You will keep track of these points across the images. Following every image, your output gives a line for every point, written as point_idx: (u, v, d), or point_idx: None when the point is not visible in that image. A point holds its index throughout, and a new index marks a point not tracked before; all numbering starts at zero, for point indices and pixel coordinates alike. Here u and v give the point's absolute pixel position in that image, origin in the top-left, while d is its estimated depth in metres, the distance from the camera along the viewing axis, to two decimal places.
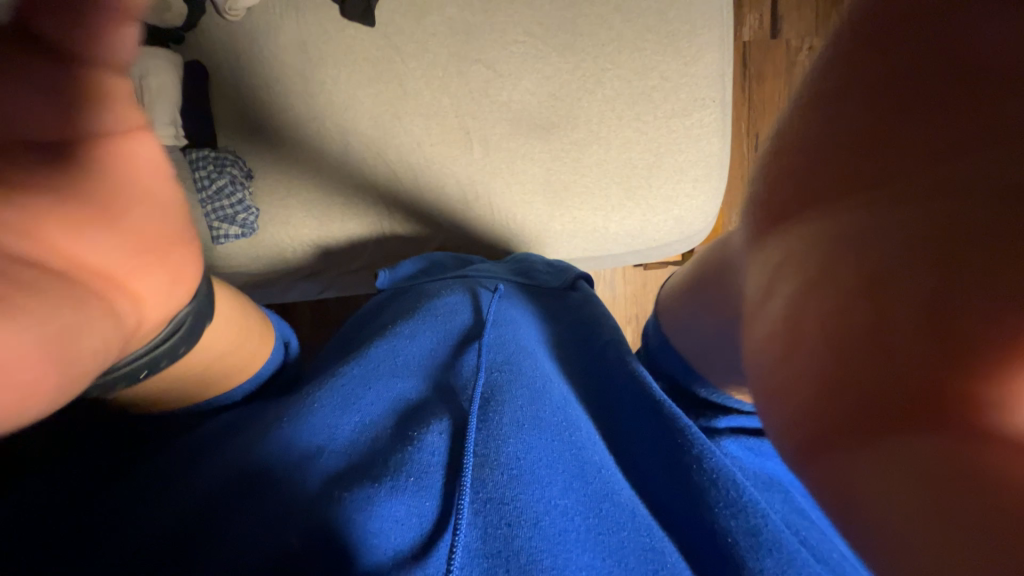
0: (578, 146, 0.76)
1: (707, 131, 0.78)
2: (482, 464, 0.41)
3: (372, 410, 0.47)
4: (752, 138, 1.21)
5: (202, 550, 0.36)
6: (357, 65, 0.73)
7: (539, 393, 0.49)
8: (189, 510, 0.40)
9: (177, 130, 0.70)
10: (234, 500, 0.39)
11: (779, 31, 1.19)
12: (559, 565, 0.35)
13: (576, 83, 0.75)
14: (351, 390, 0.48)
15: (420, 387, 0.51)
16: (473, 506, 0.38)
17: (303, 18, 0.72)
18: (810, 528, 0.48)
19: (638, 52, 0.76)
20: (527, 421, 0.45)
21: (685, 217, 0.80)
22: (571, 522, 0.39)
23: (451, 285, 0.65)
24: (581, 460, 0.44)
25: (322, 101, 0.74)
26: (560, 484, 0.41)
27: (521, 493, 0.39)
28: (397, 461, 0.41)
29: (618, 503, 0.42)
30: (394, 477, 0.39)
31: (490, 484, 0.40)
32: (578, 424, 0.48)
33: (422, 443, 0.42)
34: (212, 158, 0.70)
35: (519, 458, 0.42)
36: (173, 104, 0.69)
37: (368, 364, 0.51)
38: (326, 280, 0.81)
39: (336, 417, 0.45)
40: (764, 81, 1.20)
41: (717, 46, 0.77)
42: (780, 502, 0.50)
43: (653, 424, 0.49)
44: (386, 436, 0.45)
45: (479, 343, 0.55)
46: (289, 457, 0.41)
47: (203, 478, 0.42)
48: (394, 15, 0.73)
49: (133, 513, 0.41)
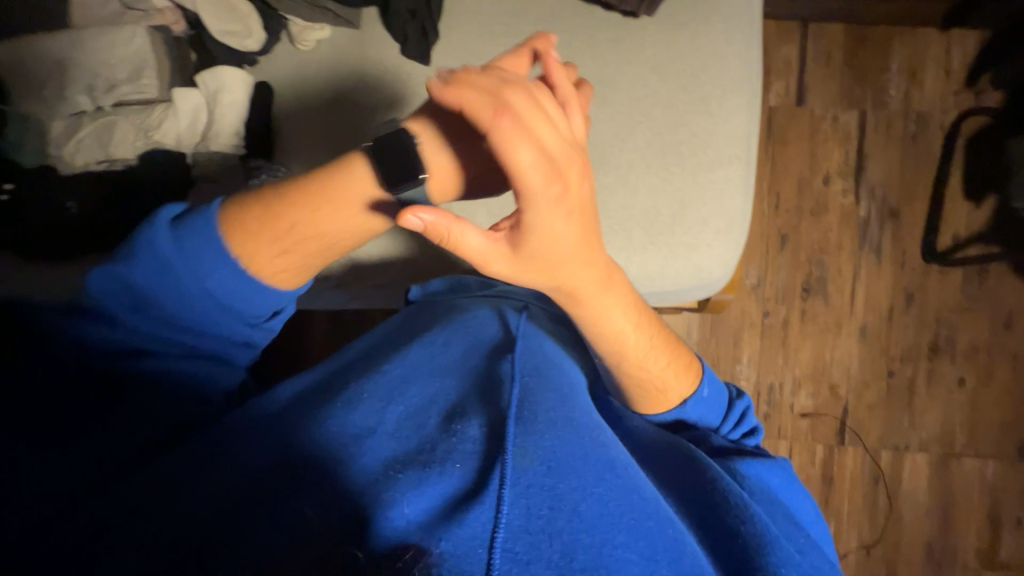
0: (607, 190, 0.80)
1: (731, 188, 0.81)
2: (521, 453, 0.45)
3: (413, 405, 0.51)
4: (773, 197, 1.25)
5: (260, 520, 0.42)
6: (410, 97, 0.83)
7: (566, 401, 0.52)
8: (247, 481, 0.44)
9: (239, 141, 0.83)
10: (290, 476, 0.44)
11: (804, 100, 1.26)
12: (598, 546, 0.42)
13: (610, 131, 0.81)
14: (393, 385, 0.52)
15: (456, 387, 0.53)
16: (515, 492, 0.43)
17: (365, 52, 0.84)
18: (804, 533, 0.52)
19: (670, 109, 0.81)
20: (559, 420, 0.49)
21: (705, 265, 0.81)
22: (607, 507, 0.45)
23: (478, 303, 0.66)
24: (609, 456, 0.49)
25: (373, 123, 0.83)
26: (594, 473, 0.46)
27: (560, 482, 0.45)
28: (437, 452, 0.47)
29: (644, 497, 0.47)
30: (438, 465, 0.45)
31: (531, 473, 0.44)
32: (603, 428, 0.53)
33: (459, 434, 0.48)
34: (266, 167, 0.80)
35: (557, 452, 0.46)
36: (238, 122, 0.82)
37: (408, 363, 0.54)
38: (352, 291, 0.86)
39: (379, 409, 0.49)
40: (787, 143, 1.26)
41: (744, 110, 0.82)
42: (783, 517, 0.53)
43: (667, 452, 0.57)
44: (427, 432, 0.49)
45: (512, 355, 0.56)
46: (337, 440, 0.46)
47: (249, 456, 0.46)
48: (448, 58, 0.83)
49: (158, 477, 0.44)
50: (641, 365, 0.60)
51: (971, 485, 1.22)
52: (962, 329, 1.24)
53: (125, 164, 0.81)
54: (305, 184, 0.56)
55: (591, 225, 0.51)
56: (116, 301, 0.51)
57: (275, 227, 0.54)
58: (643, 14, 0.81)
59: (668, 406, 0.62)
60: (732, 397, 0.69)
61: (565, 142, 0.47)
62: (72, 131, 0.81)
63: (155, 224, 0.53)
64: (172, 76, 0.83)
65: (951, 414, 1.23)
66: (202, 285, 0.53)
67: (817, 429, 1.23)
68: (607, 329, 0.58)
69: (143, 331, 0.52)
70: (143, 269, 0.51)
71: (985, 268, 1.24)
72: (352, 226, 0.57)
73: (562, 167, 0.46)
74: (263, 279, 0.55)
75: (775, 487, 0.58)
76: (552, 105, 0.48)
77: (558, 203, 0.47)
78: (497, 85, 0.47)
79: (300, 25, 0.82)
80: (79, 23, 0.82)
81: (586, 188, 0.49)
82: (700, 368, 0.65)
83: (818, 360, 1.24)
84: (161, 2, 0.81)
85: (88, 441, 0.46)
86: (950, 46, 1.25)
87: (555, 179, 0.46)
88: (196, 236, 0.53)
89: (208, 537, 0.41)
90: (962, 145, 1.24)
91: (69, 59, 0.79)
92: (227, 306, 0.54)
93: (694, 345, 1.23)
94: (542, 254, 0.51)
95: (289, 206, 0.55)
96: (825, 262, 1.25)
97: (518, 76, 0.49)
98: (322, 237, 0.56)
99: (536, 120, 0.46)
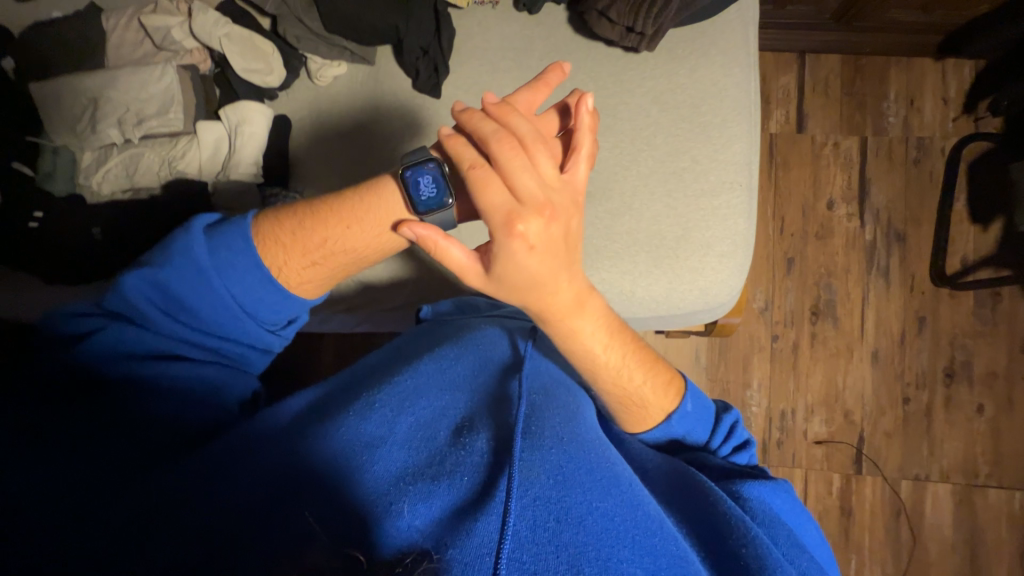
0: (612, 215, 0.82)
1: (734, 212, 0.82)
2: (528, 464, 0.45)
3: (424, 415, 0.50)
4: (777, 220, 1.27)
5: (270, 529, 0.41)
6: (421, 127, 0.87)
7: (572, 418, 0.53)
8: (258, 490, 0.44)
9: (257, 171, 0.86)
10: (301, 483, 0.44)
11: (805, 127, 1.29)
12: (604, 559, 0.41)
13: (614, 159, 0.83)
14: (405, 395, 0.52)
15: (465, 401, 0.53)
16: (521, 503, 0.42)
17: (379, 86, 0.88)
18: (809, 557, 0.51)
19: (672, 137, 0.84)
20: (566, 437, 0.50)
21: (710, 289, 0.82)
22: (612, 521, 0.43)
23: (485, 323, 0.67)
24: (614, 473, 0.48)
25: (388, 151, 0.87)
26: (600, 488, 0.46)
27: (567, 496, 0.44)
28: (447, 465, 0.46)
29: (648, 513, 0.46)
30: (447, 477, 0.45)
31: (537, 485, 0.44)
32: (608, 447, 0.53)
33: (468, 447, 0.47)
34: (281, 195, 0.84)
35: (563, 466, 0.46)
36: (257, 154, 0.85)
37: (420, 374, 0.55)
38: (362, 314, 0.87)
39: (390, 419, 0.49)
40: (790, 169, 1.28)
41: (744, 138, 0.84)
42: (786, 538, 0.52)
43: (674, 475, 0.56)
44: (437, 444, 0.48)
45: (520, 374, 0.56)
46: (349, 448, 0.46)
47: (261, 464, 0.45)
48: (458, 91, 0.87)
49: (169, 486, 0.43)
50: (615, 378, 0.58)
51: (999, 517, 1.17)
52: (977, 353, 1.22)
53: (149, 192, 0.86)
54: (336, 205, 0.60)
55: (562, 261, 0.50)
56: (148, 304, 0.53)
57: (307, 242, 0.58)
58: (644, 49, 0.83)
59: (653, 422, 0.60)
60: (719, 411, 0.66)
61: (538, 189, 0.49)
62: (102, 161, 0.86)
63: (190, 229, 0.55)
64: (198, 110, 0.88)
65: (972, 442, 1.20)
66: (230, 291, 0.54)
67: (832, 457, 1.20)
68: (577, 348, 0.56)
69: (175, 334, 0.54)
70: (178, 274, 0.53)
71: (997, 291, 1.23)
72: (375, 243, 0.60)
73: (527, 212, 0.48)
74: (291, 288, 0.58)
75: (780, 510, 0.55)
76: (543, 160, 0.50)
77: (522, 242, 0.48)
78: (488, 137, 0.50)
79: (318, 63, 0.87)
80: (115, 63, 0.88)
81: (555, 230, 0.49)
82: (683, 383, 0.62)
83: (830, 385, 1.22)
84: (190, 44, 0.87)
85: (96, 450, 0.45)
86: (946, 75, 1.28)
87: (517, 220, 0.48)
88: (229, 243, 0.54)
89: (215, 551, 0.40)
90: (964, 170, 1.25)
91: (103, 97, 0.84)
92: (249, 313, 0.56)
93: (703, 370, 1.22)
94: (507, 284, 0.50)
95: (322, 224, 0.59)
96: (833, 285, 1.25)
97: (520, 128, 0.51)
98: (348, 253, 0.59)
99: (512, 170, 0.48)
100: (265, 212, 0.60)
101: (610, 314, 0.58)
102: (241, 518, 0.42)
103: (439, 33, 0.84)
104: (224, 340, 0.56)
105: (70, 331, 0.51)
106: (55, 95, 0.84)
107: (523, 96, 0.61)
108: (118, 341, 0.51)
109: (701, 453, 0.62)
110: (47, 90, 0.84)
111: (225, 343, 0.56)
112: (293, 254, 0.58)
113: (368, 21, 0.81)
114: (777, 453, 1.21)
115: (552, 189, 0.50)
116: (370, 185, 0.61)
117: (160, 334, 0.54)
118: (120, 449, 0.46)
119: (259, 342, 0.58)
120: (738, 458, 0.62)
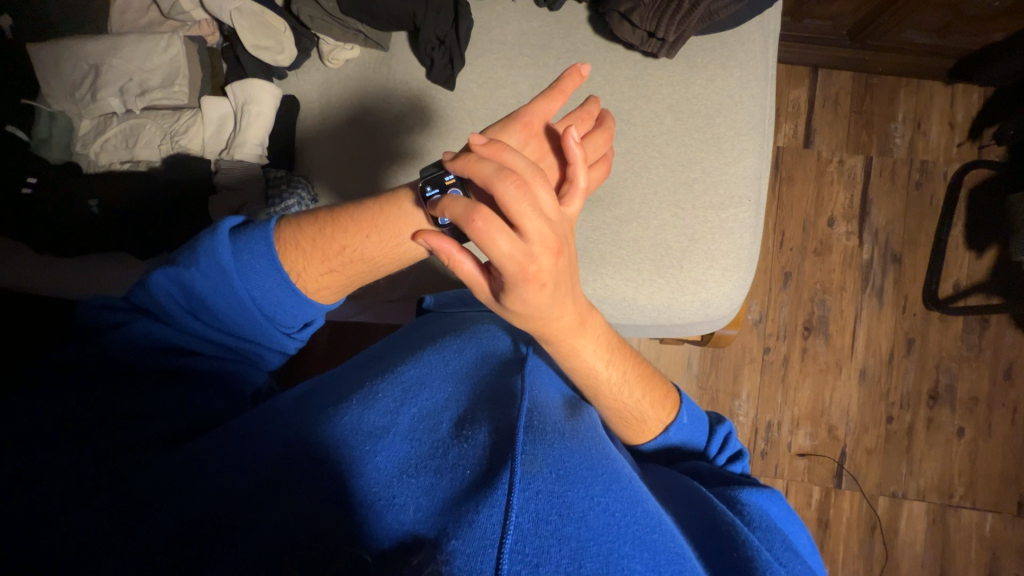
0: (619, 221, 0.82)
1: (741, 226, 0.82)
2: (530, 459, 0.44)
3: (425, 408, 0.50)
4: (777, 234, 1.28)
5: (265, 516, 0.40)
6: (435, 125, 0.85)
7: (572, 418, 0.53)
8: (254, 479, 0.42)
9: (263, 152, 0.85)
10: (298, 473, 0.42)
11: (812, 142, 1.29)
12: (606, 554, 0.40)
13: (625, 165, 0.83)
14: (408, 385, 0.51)
15: (467, 394, 0.53)
16: (525, 497, 0.40)
17: (392, 76, 0.87)
18: (801, 562, 0.50)
19: (685, 147, 0.83)
20: (568, 433, 0.49)
21: (711, 301, 0.82)
22: (614, 517, 0.43)
23: (488, 318, 0.66)
24: (615, 468, 0.48)
25: (401, 144, 0.85)
26: (601, 484, 0.45)
27: (569, 491, 0.43)
28: (449, 458, 0.45)
29: (647, 510, 0.46)
30: (447, 472, 0.44)
31: (540, 479, 0.42)
32: (608, 444, 0.52)
33: (468, 439, 0.46)
34: (286, 180, 0.82)
35: (566, 461, 0.45)
36: (263, 133, 0.84)
37: (423, 366, 0.54)
38: (362, 303, 0.87)
39: (393, 411, 0.48)
40: (794, 183, 1.28)
41: (756, 152, 0.84)
42: (781, 544, 0.51)
43: (673, 488, 0.56)
44: (439, 436, 0.47)
45: (524, 371, 0.56)
46: (352, 437, 0.45)
47: (262, 449, 0.44)
48: (472, 84, 0.86)
49: (170, 475, 0.42)
50: (615, 396, 0.58)
51: (970, 538, 1.20)
52: (961, 377, 1.25)
53: (149, 165, 0.83)
54: (357, 213, 0.59)
55: (569, 286, 0.48)
56: (173, 302, 0.53)
57: (326, 249, 0.57)
58: (663, 55, 0.83)
59: (652, 434, 0.61)
60: (712, 421, 0.66)
61: (545, 226, 0.44)
62: (100, 130, 0.84)
63: (217, 231, 0.54)
64: (202, 84, 0.87)
65: (950, 463, 1.22)
66: (251, 294, 0.54)
67: (814, 470, 1.22)
68: (578, 364, 0.56)
69: (199, 333, 0.54)
70: (203, 275, 0.52)
71: (985, 318, 1.25)
72: (394, 253, 0.59)
73: (537, 251, 0.44)
74: (308, 293, 0.57)
75: (775, 517, 0.55)
76: (543, 192, 0.45)
77: (535, 285, 0.45)
78: (490, 177, 0.44)
79: (332, 44, 0.86)
80: (120, 30, 0.86)
81: (564, 264, 0.46)
82: (678, 396, 0.63)
83: (817, 400, 1.24)
84: (199, 15, 0.85)
85: (103, 436, 0.45)
86: (954, 101, 1.29)
87: (531, 263, 0.43)
88: (251, 246, 0.53)
89: (218, 535, 0.38)
90: (964, 196, 1.27)
91: (105, 64, 0.82)
92: (268, 316, 0.55)
93: (694, 378, 1.23)
94: (514, 310, 0.49)
95: (341, 231, 0.58)
96: (827, 302, 1.26)
97: (517, 164, 0.47)
98: (367, 262, 0.58)
99: (520, 208, 0.43)
100: (287, 219, 0.59)
101: (609, 335, 0.58)
102: (235, 507, 0.40)
103: (457, 22, 0.82)
104: (245, 341, 0.56)
105: (97, 321, 0.52)
106: (51, 57, 0.81)
107: (538, 106, 0.61)
108: (145, 336, 0.52)
109: (699, 461, 0.62)
110: (43, 52, 0.81)
111: (244, 344, 0.56)
112: (298, 250, 0.56)
113: (384, 7, 0.79)
114: (761, 463, 1.22)
115: (556, 222, 0.46)
116: (387, 194, 0.60)
117: (185, 331, 0.54)
118: (124, 435, 0.45)
119: (273, 345, 0.57)
120: (733, 468, 0.62)
